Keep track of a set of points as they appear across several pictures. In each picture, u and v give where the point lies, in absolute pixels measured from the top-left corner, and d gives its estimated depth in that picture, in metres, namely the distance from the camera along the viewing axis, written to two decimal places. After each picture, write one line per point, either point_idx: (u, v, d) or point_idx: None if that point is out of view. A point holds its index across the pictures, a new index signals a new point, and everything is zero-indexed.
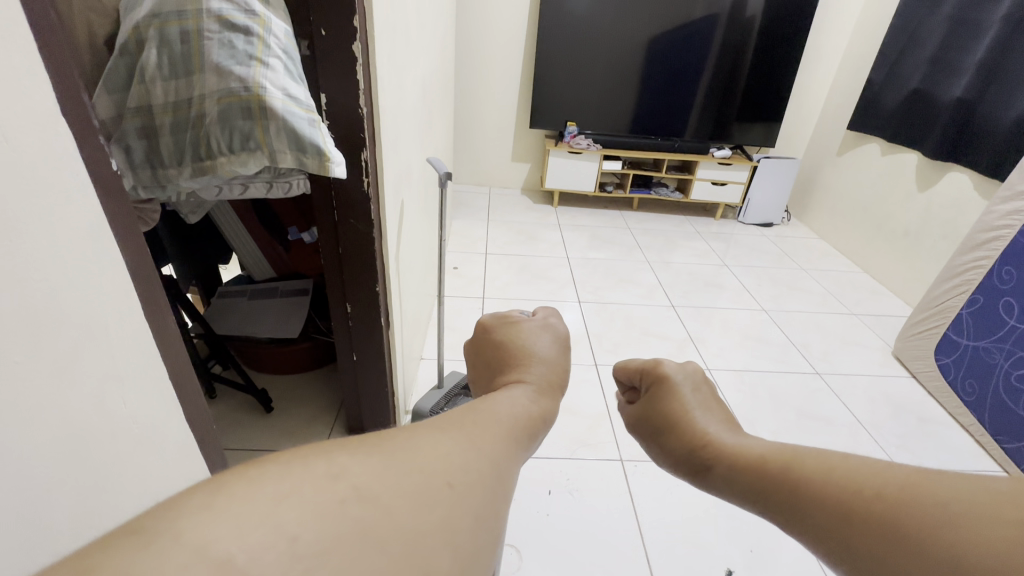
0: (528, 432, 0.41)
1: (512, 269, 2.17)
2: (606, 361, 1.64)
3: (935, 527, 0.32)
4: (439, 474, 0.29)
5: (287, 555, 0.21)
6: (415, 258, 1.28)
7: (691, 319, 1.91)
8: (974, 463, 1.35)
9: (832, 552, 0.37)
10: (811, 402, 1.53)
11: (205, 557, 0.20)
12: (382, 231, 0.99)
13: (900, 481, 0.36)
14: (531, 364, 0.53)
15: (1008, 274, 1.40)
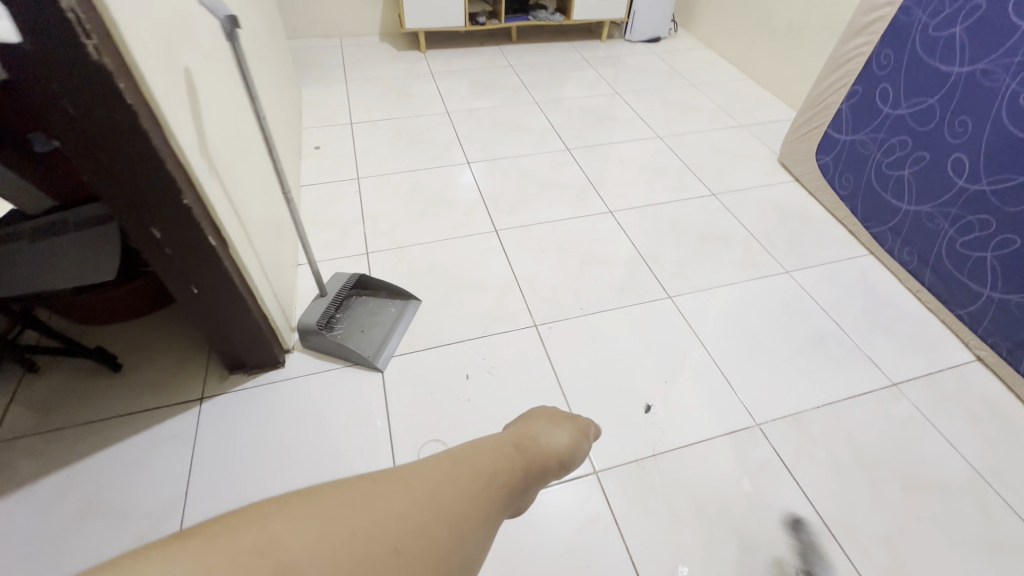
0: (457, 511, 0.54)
1: (386, 137, 1.86)
2: (507, 224, 1.51)
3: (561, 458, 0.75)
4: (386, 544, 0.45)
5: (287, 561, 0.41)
6: (244, 147, 0.99)
7: (588, 160, 1.78)
8: (847, 252, 1.47)
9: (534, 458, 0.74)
10: (709, 224, 1.54)
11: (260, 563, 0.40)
12: (162, 124, 0.70)
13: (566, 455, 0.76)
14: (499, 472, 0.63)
15: (886, 58, 1.35)
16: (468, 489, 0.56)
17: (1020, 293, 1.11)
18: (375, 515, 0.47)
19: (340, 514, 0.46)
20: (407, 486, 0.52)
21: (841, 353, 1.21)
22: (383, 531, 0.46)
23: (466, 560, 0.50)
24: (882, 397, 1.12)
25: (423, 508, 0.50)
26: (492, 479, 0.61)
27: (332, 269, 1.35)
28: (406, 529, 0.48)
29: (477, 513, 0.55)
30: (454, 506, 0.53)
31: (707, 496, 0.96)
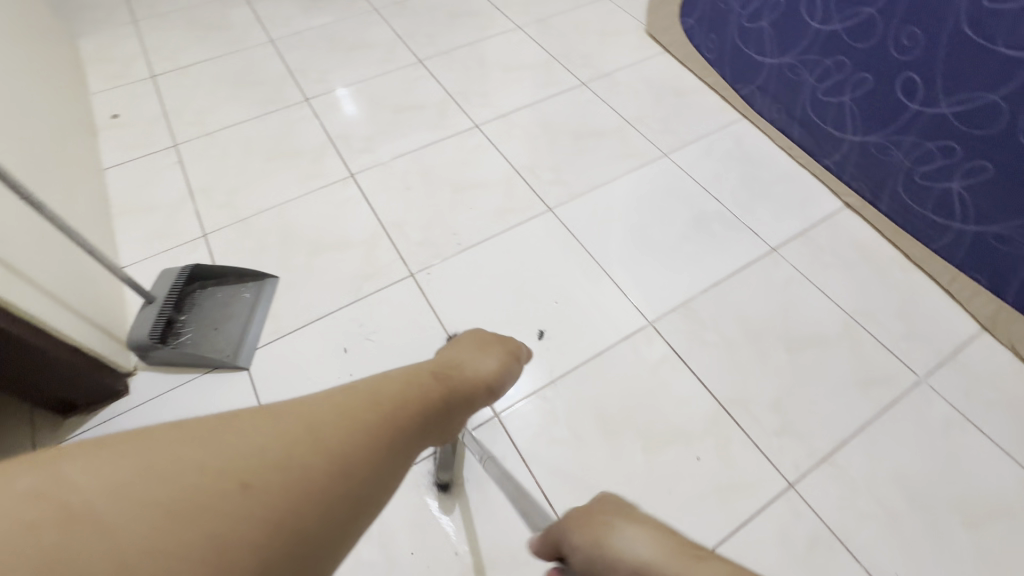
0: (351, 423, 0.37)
1: (200, 86, 1.54)
2: (363, 166, 1.33)
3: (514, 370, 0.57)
4: (231, 486, 0.30)
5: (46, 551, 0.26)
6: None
7: (444, 70, 1.57)
8: (722, 119, 1.41)
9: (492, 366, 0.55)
10: (582, 118, 1.43)
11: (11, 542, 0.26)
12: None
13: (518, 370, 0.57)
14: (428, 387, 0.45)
15: None
16: (376, 425, 0.37)
17: (876, 134, 1.12)
18: (224, 458, 0.31)
19: (166, 459, 0.30)
20: (281, 423, 0.34)
21: (723, 229, 1.19)
22: (235, 466, 0.31)
23: (368, 500, 0.34)
24: (763, 265, 1.13)
25: (292, 455, 0.32)
26: (406, 409, 0.40)
27: (165, 265, 1.14)
28: (273, 475, 0.31)
29: (383, 459, 0.36)
30: (353, 446, 0.35)
31: (609, 408, 0.95)
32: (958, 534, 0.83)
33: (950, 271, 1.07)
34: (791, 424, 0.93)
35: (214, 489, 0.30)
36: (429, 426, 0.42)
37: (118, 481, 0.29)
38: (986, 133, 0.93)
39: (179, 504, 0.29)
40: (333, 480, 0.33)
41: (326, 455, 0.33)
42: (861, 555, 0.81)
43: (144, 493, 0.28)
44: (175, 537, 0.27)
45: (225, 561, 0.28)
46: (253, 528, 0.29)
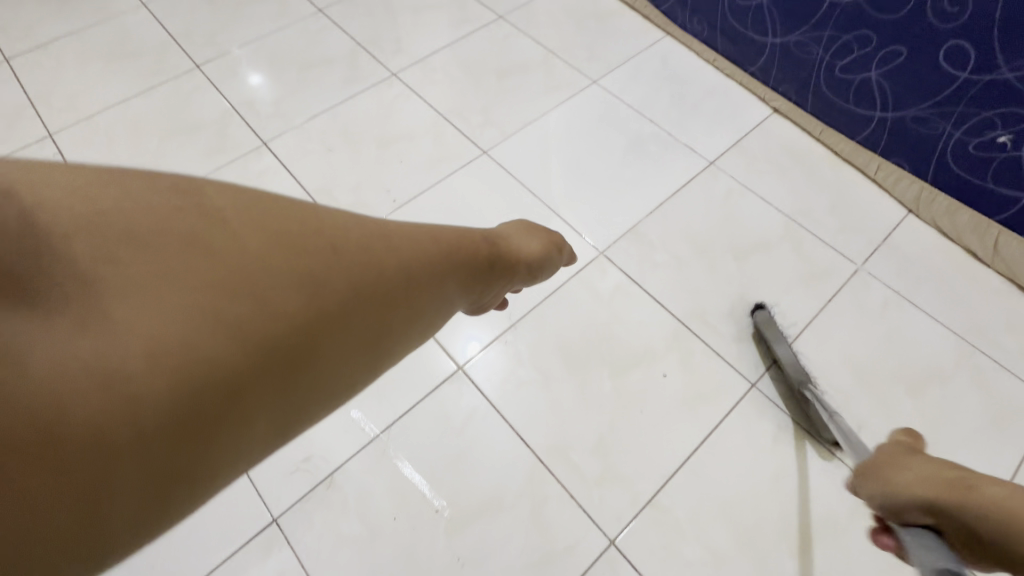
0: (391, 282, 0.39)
1: (67, 65, 1.34)
2: (275, 132, 1.21)
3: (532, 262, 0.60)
4: (284, 307, 0.33)
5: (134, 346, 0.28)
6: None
7: (349, 18, 1.44)
8: (646, 39, 1.38)
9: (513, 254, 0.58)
10: (505, 54, 1.35)
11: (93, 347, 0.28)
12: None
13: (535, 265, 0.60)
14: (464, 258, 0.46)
15: None
16: (442, 244, 0.44)
17: (795, 33, 1.12)
18: (310, 242, 0.35)
19: (284, 210, 0.36)
20: (339, 254, 0.36)
21: (661, 149, 1.18)
22: (336, 230, 0.37)
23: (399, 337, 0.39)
24: (703, 179, 1.13)
25: (383, 236, 0.39)
26: (462, 240, 0.47)
27: None
28: (357, 267, 0.36)
29: (418, 308, 0.40)
30: (424, 243, 0.42)
31: (571, 342, 0.94)
32: (904, 402, 0.89)
33: (875, 160, 1.11)
34: (747, 328, 0.95)
35: (322, 236, 0.36)
36: (479, 264, 0.48)
37: (249, 214, 0.35)
38: (897, 16, 0.94)
39: (246, 310, 0.32)
40: (410, 267, 0.40)
41: (406, 246, 0.41)
42: (822, 437, 0.86)
43: (262, 226, 0.35)
44: (292, 255, 0.34)
45: (320, 315, 0.34)
46: (304, 334, 0.33)
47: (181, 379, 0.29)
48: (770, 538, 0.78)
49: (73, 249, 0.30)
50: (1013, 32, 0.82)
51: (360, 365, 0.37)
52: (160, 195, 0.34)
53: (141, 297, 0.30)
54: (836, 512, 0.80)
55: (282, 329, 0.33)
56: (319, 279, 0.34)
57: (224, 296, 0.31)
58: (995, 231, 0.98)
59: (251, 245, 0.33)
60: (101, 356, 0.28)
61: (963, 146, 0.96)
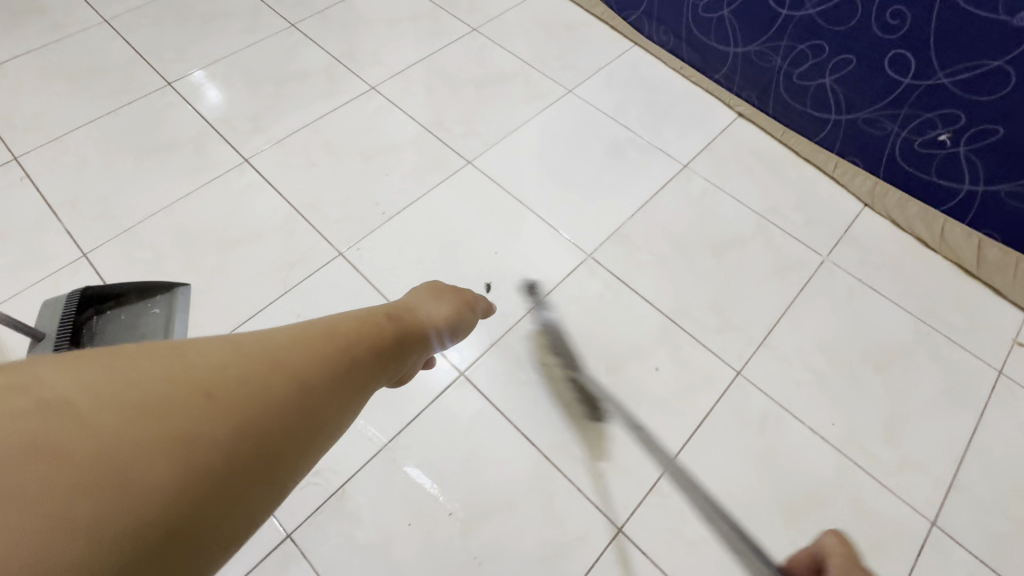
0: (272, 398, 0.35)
1: (27, 84, 1.29)
2: (257, 148, 1.20)
3: (439, 326, 0.58)
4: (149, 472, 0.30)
5: None
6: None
7: (323, 32, 1.44)
8: (615, 49, 1.44)
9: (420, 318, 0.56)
10: (481, 66, 1.39)
11: None
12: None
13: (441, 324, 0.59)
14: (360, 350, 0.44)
15: None
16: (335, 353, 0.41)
17: (755, 43, 1.20)
18: (169, 385, 0.33)
19: (149, 372, 0.33)
20: (199, 394, 0.33)
21: (637, 154, 1.24)
22: (209, 379, 0.34)
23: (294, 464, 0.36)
24: (679, 182, 1.20)
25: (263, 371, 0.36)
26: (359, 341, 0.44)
27: (45, 296, 0.98)
28: (236, 392, 0.34)
29: (313, 423, 0.37)
30: (313, 358, 0.39)
31: (567, 343, 0.98)
32: (872, 380, 0.97)
33: (832, 158, 1.20)
34: (729, 319, 1.02)
35: (187, 394, 0.33)
36: (381, 362, 0.45)
37: (109, 381, 0.32)
38: (846, 28, 1.03)
39: (101, 494, 0.28)
40: (299, 388, 0.37)
41: (292, 371, 0.37)
42: (803, 417, 0.92)
43: (121, 400, 0.31)
44: (158, 433, 0.31)
45: (199, 456, 0.31)
46: (180, 491, 0.30)
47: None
48: (762, 514, 0.84)
49: None
50: (947, 42, 0.91)
51: (262, 500, 0.34)
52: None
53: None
54: (820, 484, 0.87)
55: (160, 485, 0.30)
56: (198, 426, 0.32)
57: (89, 483, 0.28)
58: (941, 220, 1.08)
59: (112, 432, 0.30)
60: None
61: (910, 145, 1.06)
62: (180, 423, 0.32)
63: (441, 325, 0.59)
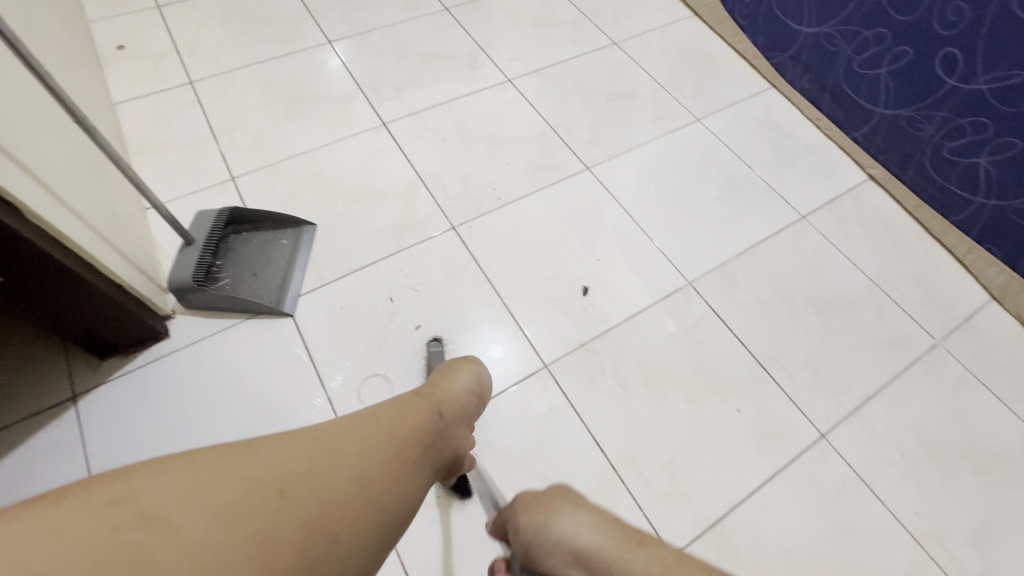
0: (418, 415, 0.56)
1: (211, 20, 1.43)
2: (394, 115, 1.28)
3: (310, 495, 0.40)
4: (416, 416, 0.55)
5: (422, 406, 0.58)
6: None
7: (473, 20, 1.51)
8: (752, 88, 1.43)
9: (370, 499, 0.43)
10: (615, 79, 1.41)
11: (420, 406, 0.58)
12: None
13: (319, 486, 0.41)
14: (406, 436, 0.51)
15: None
16: (399, 457, 0.48)
17: (908, 108, 1.16)
18: (406, 427, 0.52)
19: (404, 422, 0.53)
20: (394, 425, 0.51)
21: (755, 195, 1.22)
22: (274, 475, 0.40)
23: (411, 446, 0.51)
24: (794, 230, 1.17)
25: (314, 451, 0.43)
26: (436, 416, 0.59)
27: (194, 207, 1.10)
28: (410, 435, 0.52)
29: (408, 450, 0.50)
30: (398, 482, 0.46)
31: (652, 363, 0.98)
32: (968, 480, 0.91)
33: (967, 243, 1.14)
34: (822, 379, 0.99)
35: (413, 450, 0.51)
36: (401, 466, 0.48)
37: (416, 413, 0.56)
38: (1018, 111, 0.97)
39: (413, 436, 0.52)
40: (406, 451, 0.50)
41: (345, 459, 0.44)
42: (883, 496, 0.88)
43: (420, 425, 0.54)
44: (414, 440, 0.52)
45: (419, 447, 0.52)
46: (406, 414, 0.54)
47: (416, 447, 0.51)
48: None
49: (437, 444, 0.56)
50: None
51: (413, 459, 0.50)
52: (428, 416, 0.57)
53: (407, 412, 0.55)
54: (892, 570, 0.83)
55: (412, 444, 0.51)
56: (408, 453, 0.50)
57: (419, 440, 0.53)
58: None
59: (419, 424, 0.55)
60: (421, 411, 0.57)
61: None
62: (419, 423, 0.54)
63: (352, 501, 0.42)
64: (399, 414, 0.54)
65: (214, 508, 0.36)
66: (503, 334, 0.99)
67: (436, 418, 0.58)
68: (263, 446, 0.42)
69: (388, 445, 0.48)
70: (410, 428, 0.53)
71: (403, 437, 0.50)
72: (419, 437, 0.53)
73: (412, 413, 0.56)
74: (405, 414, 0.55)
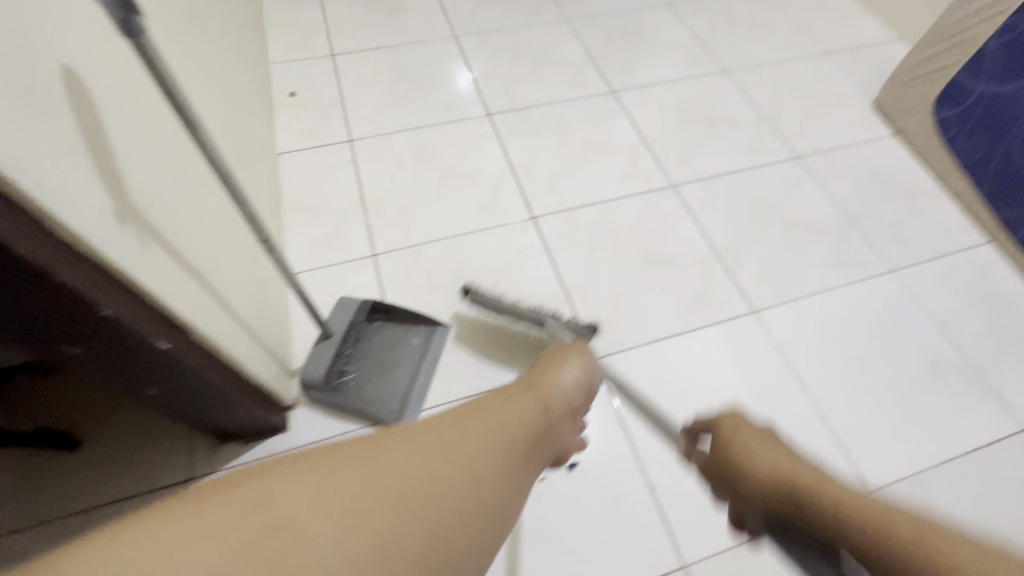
0: (534, 405, 0.52)
1: (379, 75, 1.43)
2: (546, 208, 1.19)
3: (430, 500, 0.37)
4: (526, 406, 0.51)
5: (527, 391, 0.55)
6: (171, 164, 0.64)
7: (640, 109, 1.40)
8: (963, 240, 1.20)
9: (485, 493, 0.40)
10: (795, 202, 1.24)
11: (524, 389, 0.55)
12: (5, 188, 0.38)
13: (434, 487, 0.38)
14: (518, 434, 0.47)
15: (999, 73, 1.15)
16: (512, 467, 0.44)
17: None
18: (515, 418, 0.49)
19: (512, 406, 0.50)
20: (499, 411, 0.48)
21: (962, 386, 1.01)
22: (399, 487, 0.37)
23: (521, 438, 0.47)
24: (1014, 446, 0.94)
25: (438, 450, 0.40)
26: (545, 408, 0.54)
27: (334, 282, 1.07)
28: (519, 421, 0.48)
29: (519, 444, 0.46)
30: (513, 483, 0.44)
31: None
32: None
33: None
34: None
35: (523, 436, 0.48)
36: (516, 461, 0.45)
37: (524, 401, 0.52)
38: None
39: (522, 422, 0.49)
40: (514, 440, 0.46)
41: (463, 461, 0.40)
42: None
43: (529, 411, 0.51)
44: (522, 424, 0.48)
45: (528, 430, 0.49)
46: (513, 401, 0.51)
47: (526, 432, 0.48)
48: None
49: (546, 434, 0.52)
50: None
51: (523, 446, 0.47)
52: (537, 404, 0.54)
53: (509, 398, 0.51)
54: None
55: (525, 429, 0.48)
56: (516, 439, 0.46)
57: (531, 427, 0.49)
58: None
59: (528, 411, 0.51)
60: (530, 401, 0.53)
61: None
62: (527, 410, 0.51)
63: (462, 497, 0.39)
64: (512, 406, 0.50)
65: (346, 520, 0.34)
66: (637, 508, 0.86)
67: (544, 410, 0.54)
68: (388, 443, 0.39)
69: (496, 430, 0.45)
70: (514, 417, 0.48)
71: (515, 438, 0.46)
72: (525, 419, 0.49)
73: (517, 399, 0.52)
74: (517, 405, 0.51)
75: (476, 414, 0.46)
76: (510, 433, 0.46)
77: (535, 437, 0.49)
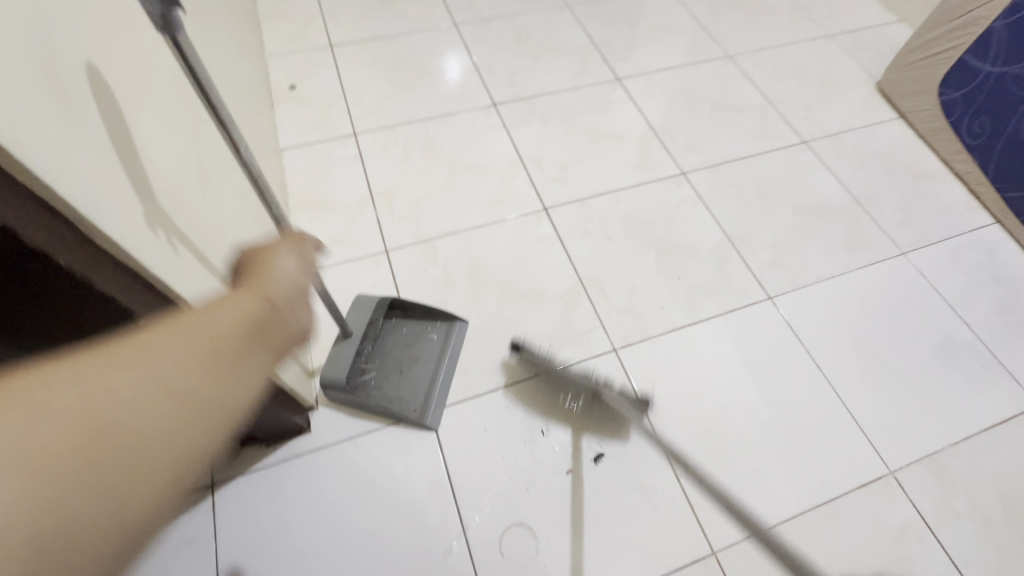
0: (246, 324, 0.39)
1: (380, 66, 1.40)
2: (557, 199, 1.18)
3: (125, 442, 0.31)
4: (246, 311, 0.40)
5: (247, 298, 0.42)
6: (191, 164, 0.62)
7: (646, 96, 1.39)
8: (969, 221, 1.21)
9: (192, 429, 0.34)
10: (805, 187, 1.24)
11: (248, 294, 0.42)
12: (40, 193, 0.36)
13: (128, 428, 0.31)
14: (242, 356, 0.37)
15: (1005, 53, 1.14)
16: (224, 422, 0.35)
17: None
18: (227, 329, 0.38)
19: (223, 320, 0.38)
20: (221, 320, 0.38)
21: (975, 366, 1.02)
22: (86, 426, 0.30)
23: (245, 349, 0.38)
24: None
25: (137, 380, 0.32)
26: (271, 308, 0.42)
27: (347, 280, 1.05)
28: (241, 337, 0.38)
29: (242, 356, 0.38)
30: (247, 386, 0.37)
31: (844, 571, 0.82)
32: None
33: None
34: None
35: (253, 349, 0.38)
36: (242, 380, 0.37)
37: (241, 308, 0.40)
38: None
39: (243, 327, 0.39)
40: (235, 350, 0.37)
41: (166, 400, 0.33)
42: None
43: (252, 317, 0.40)
44: (242, 330, 0.39)
45: (257, 340, 0.39)
46: (229, 312, 0.39)
47: (256, 338, 0.39)
48: None
49: (286, 336, 0.42)
50: None
51: (253, 356, 0.38)
52: (253, 308, 0.41)
53: (218, 306, 0.39)
54: None
55: (247, 339, 0.38)
56: (230, 352, 0.37)
57: (262, 339, 0.40)
58: None
59: (247, 317, 0.40)
60: (242, 309, 0.40)
61: None
62: (253, 322, 0.40)
63: (168, 422, 0.33)
64: (217, 316, 0.38)
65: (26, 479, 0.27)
66: (665, 498, 0.86)
67: (264, 314, 0.42)
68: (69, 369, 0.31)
69: (216, 354, 0.36)
70: (240, 326, 0.38)
71: (242, 396, 0.37)
72: (249, 330, 0.39)
73: (226, 308, 0.40)
74: (224, 315, 0.39)
75: (180, 325, 0.36)
76: (224, 339, 0.37)
77: (272, 338, 0.41)
